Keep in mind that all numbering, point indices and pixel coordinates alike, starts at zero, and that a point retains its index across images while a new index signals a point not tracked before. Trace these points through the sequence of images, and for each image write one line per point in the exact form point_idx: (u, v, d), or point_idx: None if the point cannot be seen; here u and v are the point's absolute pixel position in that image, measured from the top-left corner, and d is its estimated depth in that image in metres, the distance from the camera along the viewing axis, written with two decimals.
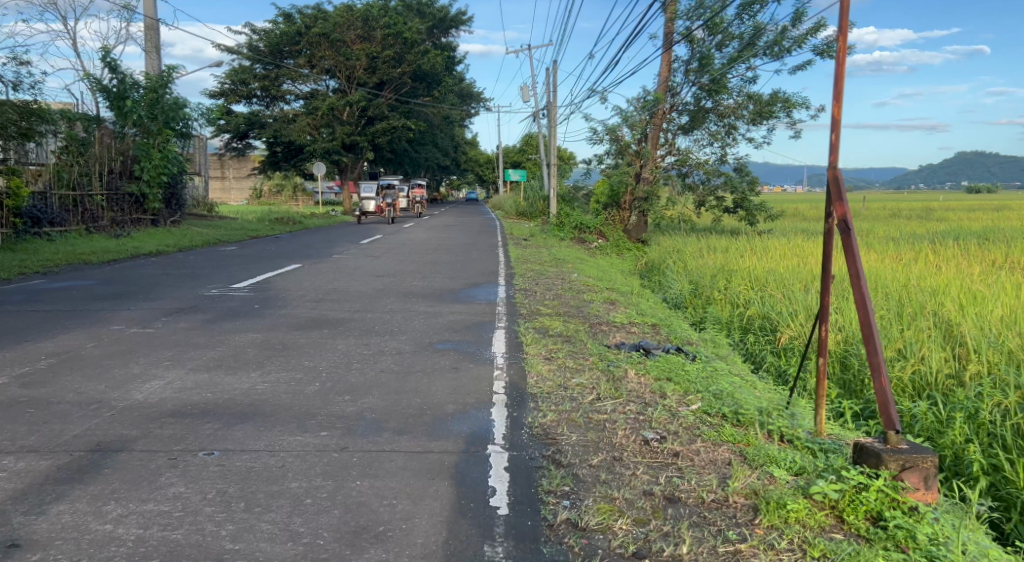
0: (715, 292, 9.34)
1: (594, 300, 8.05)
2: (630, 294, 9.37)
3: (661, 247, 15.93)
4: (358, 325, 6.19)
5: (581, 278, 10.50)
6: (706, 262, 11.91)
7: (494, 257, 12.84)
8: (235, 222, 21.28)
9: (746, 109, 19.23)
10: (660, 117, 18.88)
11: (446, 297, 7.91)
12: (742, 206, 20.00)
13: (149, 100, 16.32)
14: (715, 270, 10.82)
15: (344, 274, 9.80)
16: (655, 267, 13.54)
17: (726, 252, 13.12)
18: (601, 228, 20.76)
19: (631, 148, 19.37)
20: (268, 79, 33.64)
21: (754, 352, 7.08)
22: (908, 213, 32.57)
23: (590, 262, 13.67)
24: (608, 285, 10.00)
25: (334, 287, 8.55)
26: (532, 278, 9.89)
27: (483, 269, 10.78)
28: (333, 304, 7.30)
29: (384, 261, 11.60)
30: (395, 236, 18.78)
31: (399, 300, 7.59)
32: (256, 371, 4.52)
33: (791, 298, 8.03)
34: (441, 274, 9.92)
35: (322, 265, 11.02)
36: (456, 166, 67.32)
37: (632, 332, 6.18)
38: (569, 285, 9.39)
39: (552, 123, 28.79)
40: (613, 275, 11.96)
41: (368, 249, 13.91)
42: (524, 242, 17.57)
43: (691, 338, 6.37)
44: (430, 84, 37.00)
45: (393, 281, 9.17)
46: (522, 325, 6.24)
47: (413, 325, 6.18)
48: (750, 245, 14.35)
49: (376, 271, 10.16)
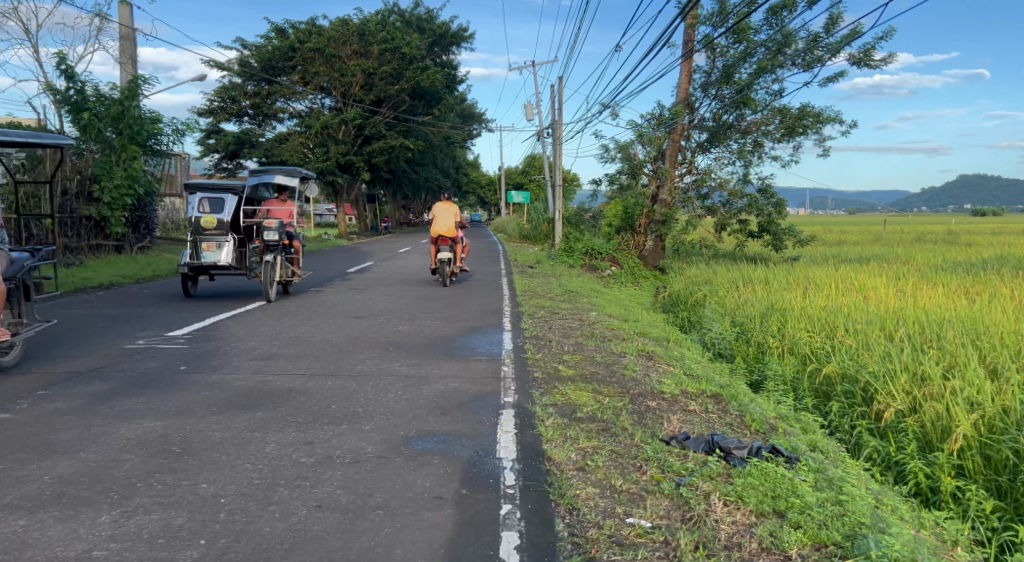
0: (771, 338, 7.56)
1: (627, 355, 6.26)
2: (668, 340, 7.62)
3: (686, 277, 14.26)
4: (310, 402, 4.45)
5: (602, 317, 8.79)
6: (746, 298, 10.17)
7: (497, 289, 11.14)
8: None
9: (771, 121, 17.99)
10: (678, 133, 17.49)
11: (437, 349, 6.19)
12: (768, 230, 18.36)
13: (114, 112, 14.90)
14: (762, 308, 9.08)
15: (314, 316, 8.09)
16: (683, 300, 11.82)
17: (764, 285, 11.35)
18: (614, 254, 19.06)
19: (645, 167, 18.02)
20: (260, 96, 32.34)
21: (846, 431, 5.25)
22: (935, 236, 31.05)
23: (607, 295, 11.95)
24: (637, 327, 8.23)
25: (295, 336, 6.83)
26: (544, 320, 8.15)
27: (483, 306, 9.06)
28: (289, 364, 5.57)
29: (367, 297, 9.90)
30: (388, 263, 17.15)
31: (374, 356, 5.87)
32: (112, 507, 2.79)
33: (879, 351, 6.21)
34: (434, 315, 8.21)
35: (293, 302, 9.33)
36: (456, 187, 65.97)
37: (691, 415, 4.38)
38: (592, 329, 7.63)
39: (557, 143, 27.31)
40: (637, 312, 10.21)
41: (353, 281, 12.23)
42: (531, 270, 15.88)
43: (769, 418, 4.59)
44: (430, 102, 35.70)
45: (374, 326, 7.45)
46: (539, 401, 4.49)
47: (385, 401, 4.45)
48: (780, 274, 12.80)
49: (354, 311, 8.45)
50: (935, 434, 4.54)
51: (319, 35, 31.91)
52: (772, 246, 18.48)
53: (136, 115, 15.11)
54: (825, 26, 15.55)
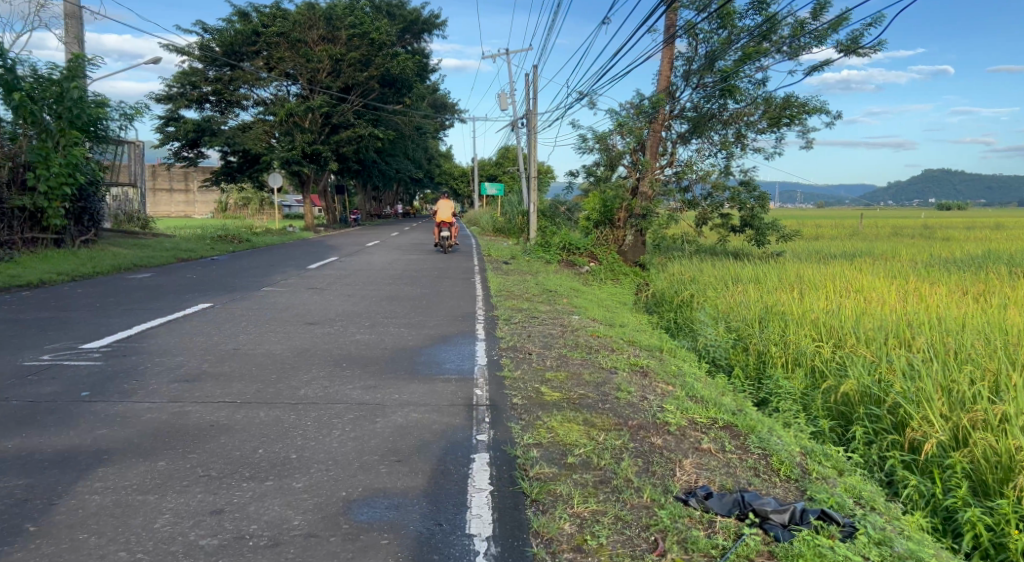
0: (776, 349, 6.83)
1: (621, 372, 5.44)
2: (663, 348, 6.87)
3: (670, 274, 13.55)
4: (231, 441, 3.51)
5: (587, 322, 7.96)
6: (739, 298, 9.49)
7: (469, 289, 10.26)
8: (169, 240, 18.36)
9: (755, 110, 17.60)
10: (660, 122, 16.80)
11: (397, 365, 5.29)
12: (750, 224, 17.78)
13: (52, 94, 13.39)
14: (761, 310, 8.38)
15: (261, 322, 7.11)
16: (670, 298, 11.12)
17: (756, 284, 10.66)
18: (592, 249, 18.25)
19: (624, 158, 17.39)
20: (221, 82, 30.71)
21: (875, 466, 4.47)
22: (909, 231, 31.07)
23: (588, 294, 11.19)
24: (628, 333, 7.46)
25: (233, 347, 5.84)
26: (521, 326, 7.28)
27: (454, 309, 8.18)
28: (218, 386, 4.60)
29: (325, 298, 8.91)
30: (353, 258, 16.07)
31: (321, 375, 4.93)
32: None
33: (904, 368, 5.46)
34: (398, 321, 7.31)
35: (240, 304, 8.30)
36: (428, 178, 64.70)
37: (706, 459, 3.56)
38: (578, 337, 6.81)
39: (531, 133, 26.44)
40: (623, 314, 9.46)
41: (311, 278, 11.19)
42: (506, 266, 15.02)
43: (796, 457, 3.78)
44: (401, 89, 34.47)
45: (329, 334, 6.51)
46: (520, 440, 3.63)
47: (327, 443, 3.54)
48: (769, 272, 12.17)
49: (308, 316, 7.49)
50: (992, 475, 3.73)
51: (283, 18, 30.41)
52: (754, 241, 17.94)
53: (75, 97, 13.48)
54: (812, 13, 14.94)
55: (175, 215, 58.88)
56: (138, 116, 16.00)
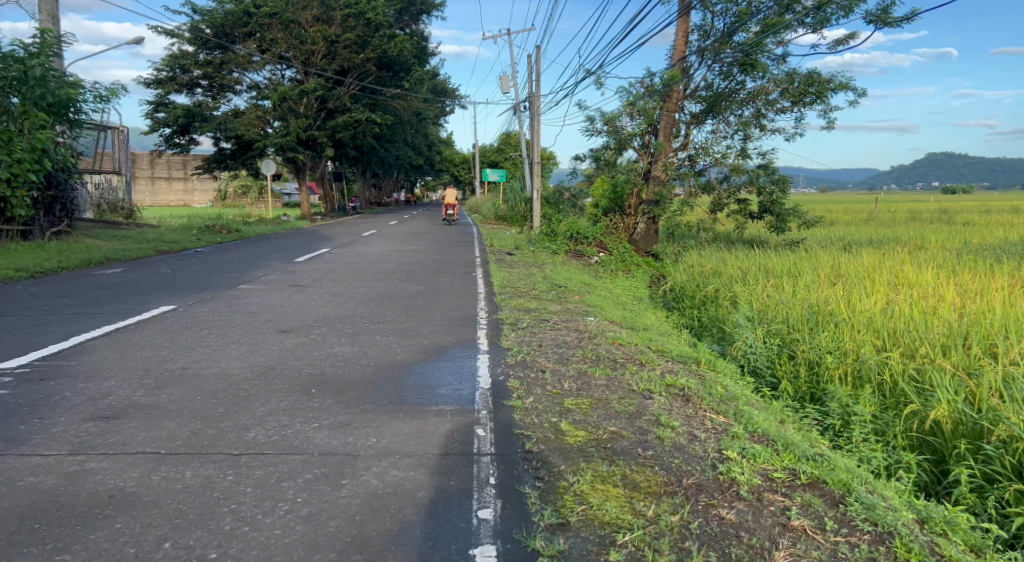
0: (833, 361, 5.83)
1: (658, 396, 4.41)
2: (700, 357, 5.88)
3: (690, 267, 12.43)
4: (127, 529, 2.43)
5: (605, 325, 6.96)
6: (775, 295, 8.50)
7: (470, 286, 9.18)
8: (152, 231, 17.23)
9: (774, 88, 16.46)
10: (674, 102, 15.63)
11: (380, 393, 4.22)
12: (768, 210, 16.48)
13: (14, 73, 12.21)
14: (805, 311, 7.37)
15: (226, 329, 6.03)
16: (694, 294, 10.09)
17: (789, 278, 9.59)
18: (601, 238, 17.11)
19: (635, 140, 16.35)
20: (212, 66, 29.07)
21: (997, 525, 3.44)
22: (926, 216, 29.83)
23: (602, 290, 10.16)
24: (656, 339, 6.45)
25: (182, 365, 4.75)
26: (530, 333, 6.24)
27: (453, 313, 7.11)
28: (142, 425, 3.51)
29: (306, 298, 7.83)
30: (345, 249, 15.01)
31: (281, 408, 3.86)
32: None
33: (1006, 390, 4.44)
34: (386, 328, 6.26)
35: (206, 306, 7.19)
36: (429, 164, 63.47)
37: (805, 546, 2.54)
38: (598, 347, 5.79)
39: (534, 117, 25.27)
40: (644, 314, 8.46)
41: (295, 273, 10.11)
42: (510, 257, 13.93)
43: (918, 532, 2.79)
44: (398, 72, 33.15)
45: (303, 347, 5.46)
46: (541, 521, 2.59)
47: (266, 529, 2.47)
48: (800, 264, 11.11)
49: (283, 322, 6.42)
50: None
51: None
52: (773, 228, 16.66)
53: (40, 76, 12.26)
54: None
55: (174, 203, 57.85)
56: (116, 97, 14.57)
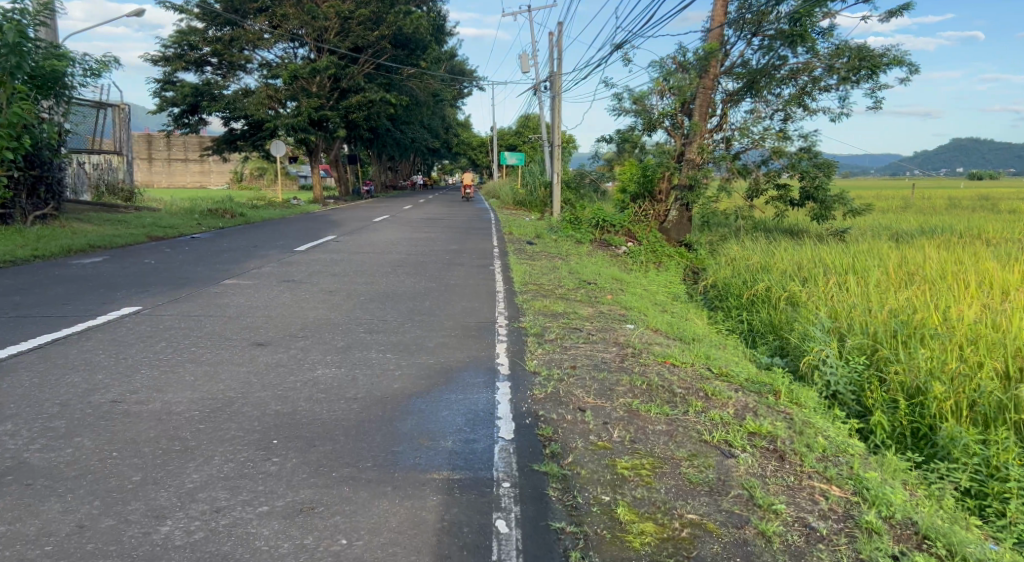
0: (945, 390, 4.56)
1: (743, 454, 3.25)
2: (774, 383, 4.68)
3: (731, 261, 11.19)
4: None
5: (650, 336, 5.81)
6: (843, 297, 7.27)
7: (486, 283, 8.04)
8: (150, 215, 16.27)
9: (821, 64, 14.94)
10: (712, 77, 14.24)
11: (363, 450, 3.10)
12: (812, 196, 14.83)
13: None
14: (891, 319, 6.08)
15: (190, 341, 4.95)
16: (743, 293, 8.90)
17: (856, 276, 8.33)
18: (629, 227, 15.88)
19: (664, 122, 15.08)
20: (221, 42, 27.71)
21: None
22: (969, 203, 28.11)
23: (637, 288, 9.01)
24: (715, 356, 5.27)
25: (115, 397, 3.66)
26: (560, 349, 5.10)
27: (465, 320, 5.97)
28: (10, 510, 2.40)
29: (296, 299, 6.75)
30: (352, 237, 13.90)
31: (223, 479, 2.75)
32: None
33: None
34: (383, 341, 5.14)
35: (177, 307, 6.12)
36: (446, 148, 62.25)
37: None
38: (646, 372, 4.62)
39: (554, 97, 23.90)
40: (691, 320, 7.31)
41: (292, 266, 9.05)
42: (530, 247, 12.76)
43: None
44: (414, 51, 31.76)
45: (280, 367, 4.36)
46: None
47: None
48: (862, 258, 9.80)
49: (261, 330, 5.32)
50: None
51: None
52: (817, 217, 15.14)
53: (14, 43, 10.95)
54: None
55: (190, 185, 57.24)
56: (107, 70, 13.31)
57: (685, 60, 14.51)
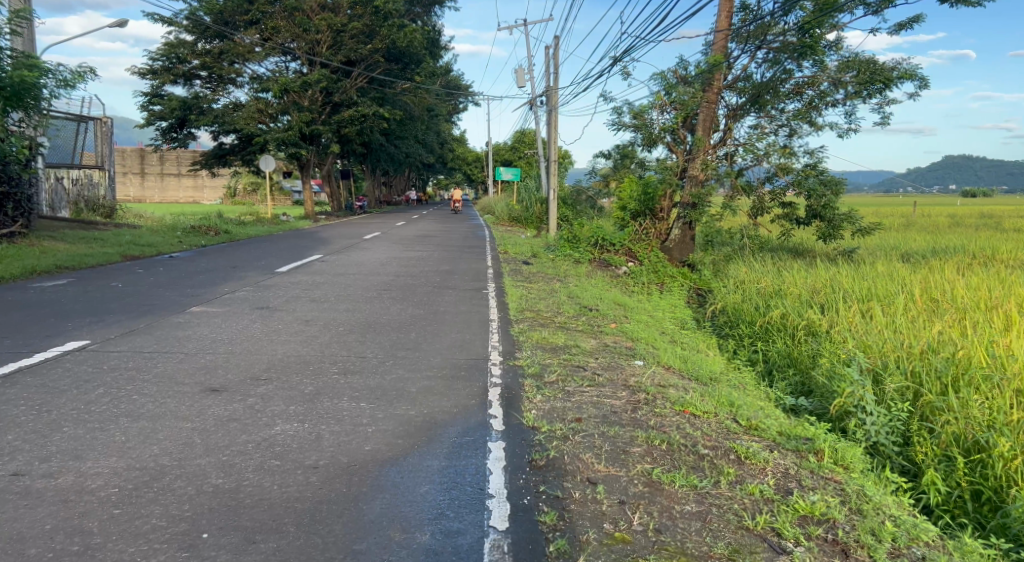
0: (1011, 446, 3.87)
1: (796, 549, 2.58)
2: (812, 438, 4.04)
3: (739, 283, 10.58)
4: None
5: (663, 377, 5.15)
6: (869, 328, 6.63)
7: (479, 311, 7.38)
8: (129, 232, 15.58)
9: (827, 78, 14.47)
10: (715, 91, 13.76)
11: (315, 549, 2.41)
12: (819, 214, 14.16)
13: None
14: (931, 356, 5.41)
15: (132, 386, 4.25)
16: (758, 322, 8.26)
17: (880, 303, 7.71)
18: (630, 246, 15.24)
19: (665, 137, 14.57)
20: (211, 55, 27.22)
21: None
22: (973, 221, 27.62)
23: (643, 315, 8.38)
24: (739, 401, 4.63)
25: (16, 469, 2.96)
26: (562, 395, 4.42)
27: (454, 357, 5.29)
28: None
29: (267, 330, 6.07)
30: (340, 256, 13.24)
31: None
32: None
33: None
34: (358, 386, 4.44)
35: (130, 341, 5.42)
36: (441, 163, 61.85)
37: None
38: (664, 427, 3.94)
39: (551, 112, 23.43)
40: (703, 353, 6.66)
41: (270, 290, 8.36)
42: (526, 267, 12.13)
43: None
44: (408, 65, 31.33)
45: (232, 423, 3.66)
46: None
47: None
48: (882, 282, 9.19)
49: (219, 372, 4.63)
50: None
51: None
52: (824, 237, 14.43)
53: None
54: None
55: (182, 200, 56.52)
56: (82, 81, 12.67)
57: (687, 74, 14.02)
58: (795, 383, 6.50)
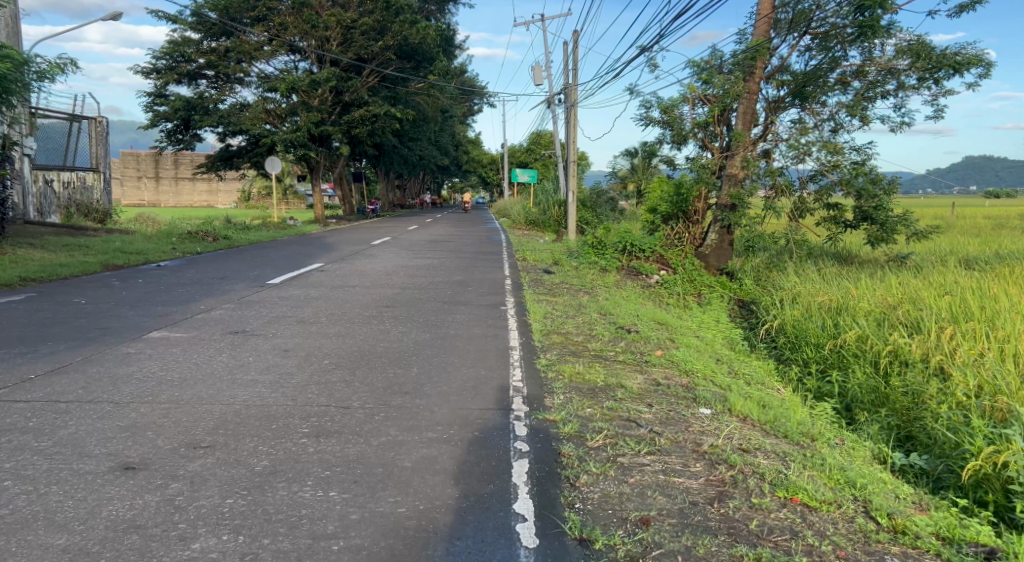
0: None
1: None
2: (995, 549, 2.69)
3: (796, 297, 9.19)
4: None
5: (743, 436, 3.83)
6: (986, 358, 5.23)
7: (496, 336, 6.10)
8: (119, 238, 14.52)
9: (880, 67, 13.04)
10: (757, 79, 12.44)
11: None
12: (870, 217, 12.49)
13: None
14: None
15: (12, 461, 3.03)
16: (830, 348, 6.88)
17: (984, 322, 6.30)
18: (661, 252, 13.87)
19: (700, 133, 13.24)
20: (216, 53, 26.29)
21: None
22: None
23: (691, 337, 7.08)
24: (863, 478, 3.29)
25: None
26: (615, 475, 3.13)
27: (463, 408, 4.02)
28: None
29: (231, 366, 4.83)
30: (342, 265, 12.05)
31: None
32: None
33: None
34: (331, 461, 3.18)
35: (51, 382, 4.23)
36: (456, 165, 60.73)
37: None
38: (776, 537, 2.63)
39: (570, 109, 22.16)
40: (775, 392, 5.32)
41: (252, 309, 7.16)
42: (549, 277, 10.85)
43: None
44: (420, 63, 30.17)
45: (129, 537, 2.43)
46: None
47: None
48: (973, 295, 7.78)
49: (144, 436, 3.41)
50: None
51: None
52: (876, 242, 12.68)
53: None
54: None
55: (196, 204, 56.04)
56: (60, 73, 11.60)
57: (724, 63, 12.70)
58: (891, 428, 5.15)
